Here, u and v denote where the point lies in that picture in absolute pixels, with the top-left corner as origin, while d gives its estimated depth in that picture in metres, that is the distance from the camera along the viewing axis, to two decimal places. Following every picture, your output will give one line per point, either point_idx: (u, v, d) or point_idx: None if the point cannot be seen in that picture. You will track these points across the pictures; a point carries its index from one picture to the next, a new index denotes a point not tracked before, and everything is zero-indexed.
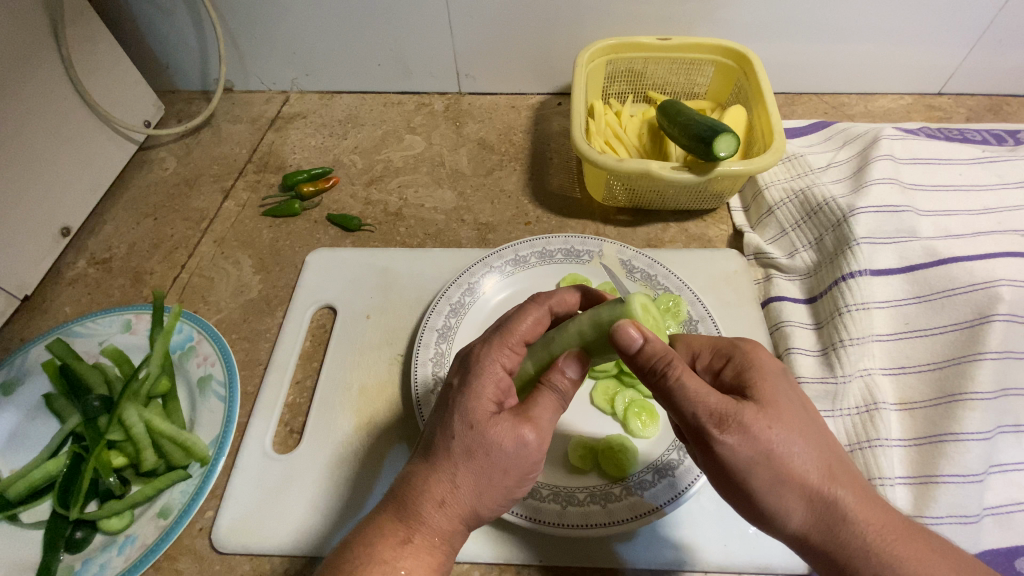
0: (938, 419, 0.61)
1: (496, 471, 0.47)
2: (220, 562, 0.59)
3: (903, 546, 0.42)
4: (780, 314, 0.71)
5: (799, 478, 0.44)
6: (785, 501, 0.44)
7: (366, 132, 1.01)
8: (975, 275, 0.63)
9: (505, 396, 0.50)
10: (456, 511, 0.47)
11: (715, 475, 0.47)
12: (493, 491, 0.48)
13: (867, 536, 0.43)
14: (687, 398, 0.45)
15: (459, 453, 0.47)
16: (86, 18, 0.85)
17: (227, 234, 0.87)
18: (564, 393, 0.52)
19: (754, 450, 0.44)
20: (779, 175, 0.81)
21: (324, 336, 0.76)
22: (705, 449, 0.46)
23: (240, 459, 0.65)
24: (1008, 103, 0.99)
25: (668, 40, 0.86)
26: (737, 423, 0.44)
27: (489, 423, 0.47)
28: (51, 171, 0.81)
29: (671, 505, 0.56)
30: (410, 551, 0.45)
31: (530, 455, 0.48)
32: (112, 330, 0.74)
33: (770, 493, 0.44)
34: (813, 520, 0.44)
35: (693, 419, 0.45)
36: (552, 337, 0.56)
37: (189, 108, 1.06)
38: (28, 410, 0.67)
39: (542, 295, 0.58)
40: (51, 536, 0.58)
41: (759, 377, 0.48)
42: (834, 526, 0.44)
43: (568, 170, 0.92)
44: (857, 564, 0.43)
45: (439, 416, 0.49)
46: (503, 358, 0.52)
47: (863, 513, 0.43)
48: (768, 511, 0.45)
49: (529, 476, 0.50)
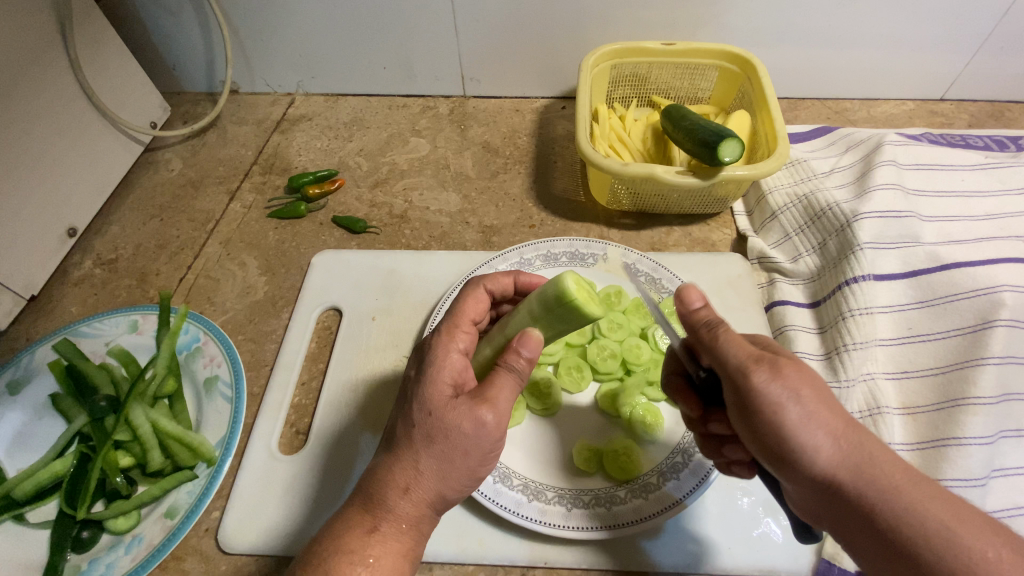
0: (941, 424, 0.61)
1: (457, 453, 0.47)
2: (226, 562, 0.60)
3: (935, 492, 0.40)
4: (784, 318, 0.72)
5: (830, 417, 0.42)
6: (815, 440, 0.41)
7: (372, 135, 1.02)
8: (977, 281, 0.64)
9: (462, 378, 0.50)
10: (422, 496, 0.47)
11: (744, 421, 0.44)
12: (458, 474, 0.47)
13: (897, 476, 0.40)
14: (730, 345, 0.45)
15: (420, 440, 0.46)
16: (95, 20, 0.85)
17: (233, 235, 0.88)
18: (521, 372, 0.50)
19: (789, 386, 0.42)
20: (783, 180, 0.81)
21: (329, 337, 0.77)
22: (737, 389, 0.44)
23: (246, 459, 0.65)
24: (1011, 109, 0.99)
25: (672, 46, 0.87)
26: (770, 362, 0.43)
27: (447, 407, 0.47)
28: (58, 171, 0.81)
29: (692, 497, 0.57)
30: (377, 540, 0.45)
31: (490, 435, 0.47)
32: (118, 330, 0.74)
33: (802, 430, 0.41)
34: (844, 464, 0.41)
35: (733, 362, 0.44)
36: (505, 321, 0.58)
37: (195, 110, 1.06)
38: (36, 409, 0.68)
39: (476, 280, 0.60)
40: (59, 536, 0.58)
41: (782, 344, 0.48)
42: (864, 469, 0.40)
43: (573, 173, 0.93)
44: (890, 506, 0.39)
45: (402, 407, 0.49)
46: (454, 342, 0.52)
47: (891, 457, 0.41)
48: (797, 453, 0.42)
49: (494, 454, 0.50)
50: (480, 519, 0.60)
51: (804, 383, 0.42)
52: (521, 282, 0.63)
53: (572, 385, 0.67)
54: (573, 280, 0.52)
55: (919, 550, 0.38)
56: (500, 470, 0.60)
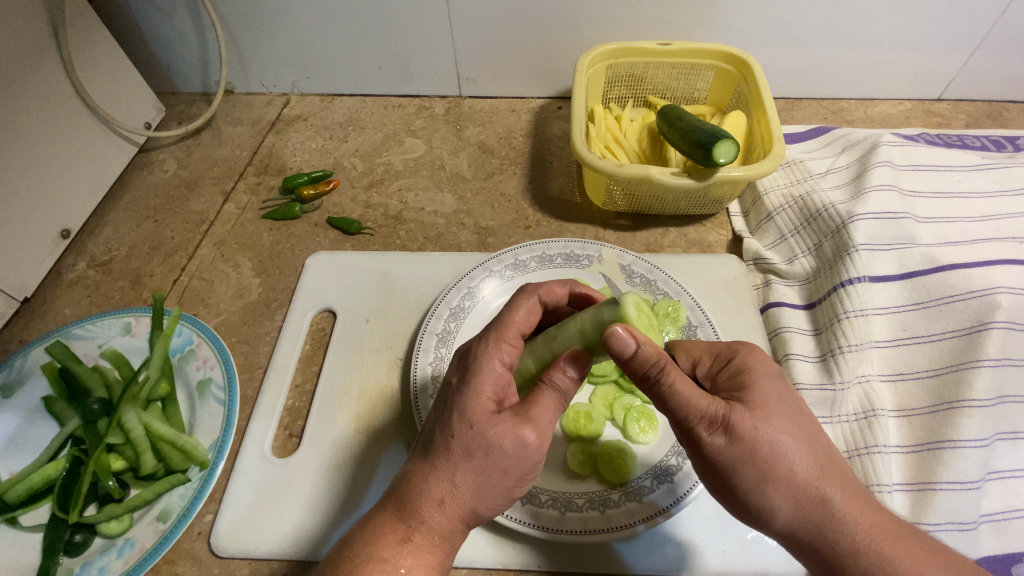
0: (935, 426, 0.61)
1: (495, 471, 0.47)
2: (220, 566, 0.60)
3: (891, 546, 0.43)
4: (780, 320, 0.72)
5: (789, 477, 0.45)
6: (771, 498, 0.45)
7: (367, 135, 1.01)
8: (973, 282, 0.63)
9: (504, 394, 0.50)
10: (457, 511, 0.47)
11: (706, 472, 0.48)
12: (493, 491, 0.48)
13: (852, 534, 0.43)
14: (681, 404, 0.46)
15: (458, 453, 0.47)
16: (87, 20, 0.85)
17: (227, 237, 0.88)
18: (564, 392, 0.51)
19: (744, 451, 0.45)
20: (779, 181, 0.81)
21: (323, 340, 0.76)
22: (696, 447, 0.47)
23: (240, 462, 0.65)
24: (1008, 109, 0.99)
25: (668, 46, 0.86)
26: (729, 424, 0.45)
27: (490, 423, 0.47)
28: (51, 173, 0.81)
29: (676, 507, 0.56)
30: (410, 550, 0.45)
31: (530, 455, 0.48)
32: (112, 333, 0.74)
33: (758, 491, 0.45)
34: (802, 519, 0.45)
35: (685, 422, 0.46)
36: (554, 334, 0.56)
37: (189, 110, 1.06)
38: (29, 412, 0.67)
39: (531, 289, 0.58)
40: (51, 540, 0.57)
41: (752, 380, 0.48)
42: (821, 525, 0.44)
43: (568, 174, 0.93)
44: (844, 564, 0.43)
45: (439, 416, 0.49)
46: (500, 354, 0.51)
47: (850, 513, 0.44)
48: (756, 507, 0.46)
49: (530, 475, 0.50)
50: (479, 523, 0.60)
51: (763, 442, 0.45)
52: (575, 295, 0.62)
53: None
54: (632, 306, 0.51)
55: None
56: None
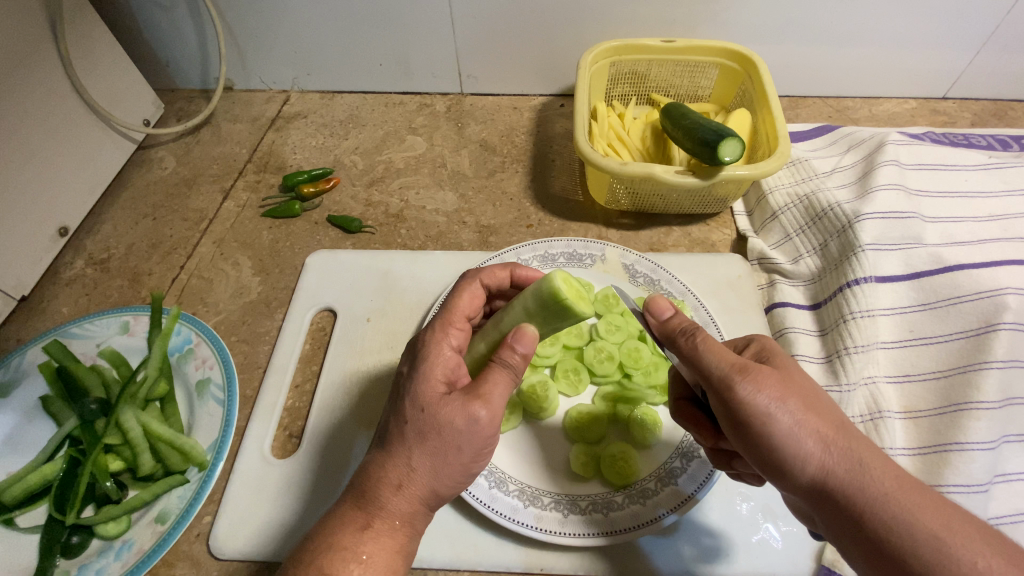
0: (942, 429, 0.60)
1: (451, 449, 0.46)
2: (217, 568, 0.59)
3: (925, 498, 0.41)
4: (784, 320, 0.71)
5: (816, 426, 0.43)
6: (801, 447, 0.43)
7: (367, 133, 1.00)
8: (981, 284, 0.63)
9: (455, 376, 0.49)
10: (416, 492, 0.46)
11: (732, 427, 0.46)
12: (451, 469, 0.47)
13: (886, 482, 0.41)
14: (709, 354, 0.46)
15: (412, 437, 0.46)
16: (85, 15, 0.84)
17: (227, 235, 0.87)
18: (515, 368, 0.50)
19: (773, 395, 0.44)
20: (784, 179, 0.80)
21: (323, 339, 0.76)
22: (724, 398, 0.45)
23: (239, 463, 0.64)
24: (1014, 108, 0.98)
25: (672, 43, 0.85)
26: (756, 372, 0.45)
27: (439, 402, 0.46)
28: (49, 169, 0.80)
29: (701, 491, 0.57)
30: (370, 536, 0.45)
31: (484, 431, 0.47)
32: (110, 332, 0.73)
33: (789, 441, 0.43)
34: (833, 468, 0.42)
35: (714, 371, 0.46)
36: (501, 316, 0.56)
37: (189, 107, 1.05)
38: (27, 412, 0.67)
39: (472, 274, 0.59)
40: (48, 542, 0.57)
41: (772, 348, 0.49)
42: (852, 473, 0.42)
43: (571, 172, 0.92)
44: (880, 514, 0.40)
45: (394, 404, 0.49)
46: (448, 338, 0.52)
47: (880, 465, 0.42)
48: (786, 458, 0.44)
49: (487, 450, 0.49)
50: (468, 520, 0.59)
51: (789, 391, 0.44)
52: (517, 277, 0.61)
53: (570, 388, 0.67)
54: (562, 279, 0.51)
55: (909, 556, 0.39)
56: (495, 475, 0.59)
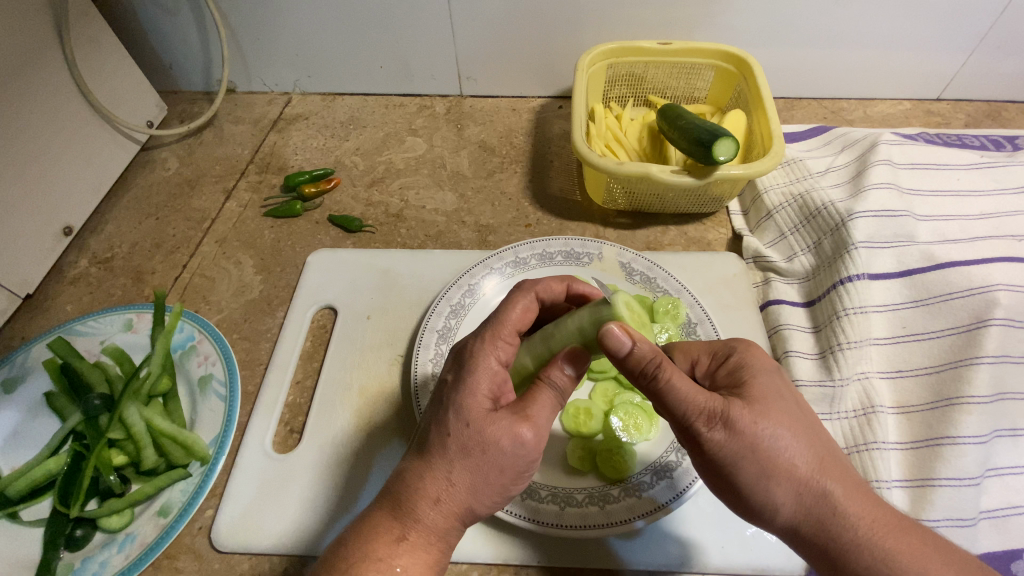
0: (934, 423, 0.61)
1: (492, 469, 0.47)
2: (219, 561, 0.60)
3: (895, 540, 0.44)
4: (779, 317, 0.72)
5: (790, 473, 0.45)
6: (776, 496, 0.45)
7: (368, 134, 1.02)
8: (972, 280, 0.63)
9: (500, 391, 0.50)
10: (453, 509, 0.47)
11: (707, 470, 0.49)
12: (490, 489, 0.48)
13: (857, 530, 0.44)
14: (677, 399, 0.46)
15: (454, 450, 0.47)
16: (91, 18, 0.85)
17: (229, 234, 0.88)
18: (562, 390, 0.51)
19: (744, 446, 0.45)
20: (778, 179, 0.81)
21: (324, 336, 0.77)
22: (695, 445, 0.47)
23: (240, 457, 0.65)
24: (1007, 109, 0.99)
25: (668, 45, 0.87)
26: (729, 420, 0.45)
27: (487, 420, 0.47)
28: (54, 170, 0.81)
29: (675, 503, 0.56)
30: (405, 549, 0.46)
31: (528, 454, 0.48)
32: (112, 329, 0.74)
33: (762, 488, 0.45)
34: (805, 514, 0.45)
35: (683, 418, 0.47)
36: (551, 332, 0.58)
37: (192, 109, 1.06)
38: (30, 408, 0.68)
39: (528, 286, 0.59)
40: (52, 534, 0.57)
41: (749, 376, 0.49)
42: (824, 520, 0.45)
43: (569, 172, 0.93)
44: (849, 559, 0.44)
45: (434, 414, 0.49)
46: (496, 351, 0.52)
47: (854, 509, 0.44)
48: (759, 504, 0.46)
49: (527, 475, 0.50)
50: None
51: (761, 442, 0.45)
52: (573, 291, 0.62)
53: None
54: (624, 307, 0.54)
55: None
56: None
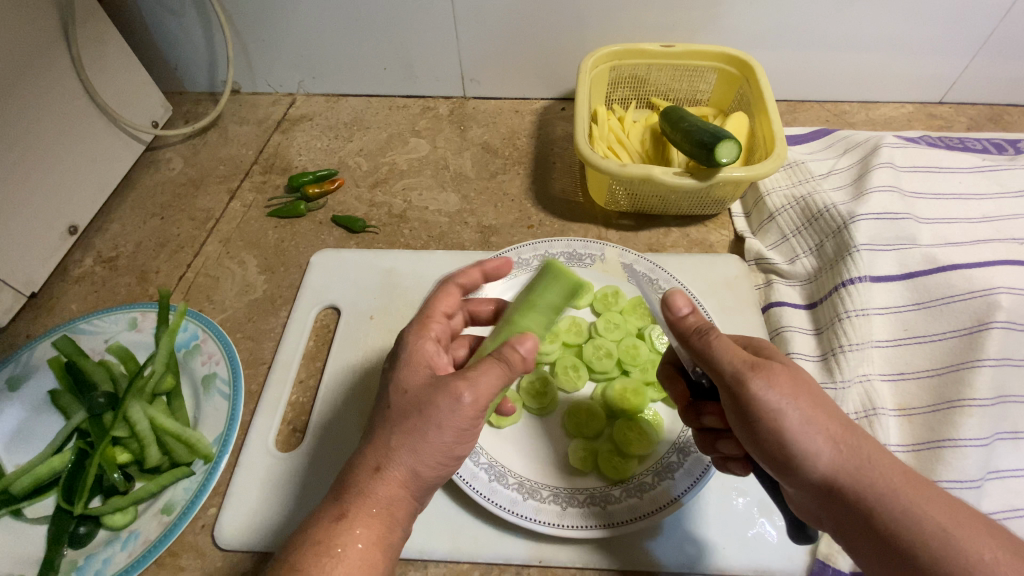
0: (936, 425, 0.61)
1: (430, 428, 0.47)
2: (222, 559, 0.60)
3: (932, 493, 0.41)
4: (781, 319, 0.72)
5: (825, 424, 0.44)
6: (814, 444, 0.44)
7: (372, 135, 1.02)
8: (973, 283, 0.64)
9: (436, 364, 0.52)
10: (396, 475, 0.47)
11: (742, 422, 0.46)
12: (431, 450, 0.47)
13: (895, 478, 0.42)
14: (722, 350, 0.47)
15: (394, 419, 0.48)
16: (97, 18, 0.86)
17: (232, 234, 0.88)
18: (512, 363, 0.49)
19: (785, 390, 0.44)
20: (780, 182, 0.82)
21: (327, 336, 0.77)
22: (736, 395, 0.46)
23: (244, 456, 0.65)
24: (1010, 113, 0.99)
25: (671, 48, 0.87)
26: (769, 368, 0.45)
27: (422, 386, 0.49)
28: (60, 169, 0.82)
29: (688, 495, 0.57)
30: (346, 526, 0.45)
31: (465, 415, 0.47)
32: (117, 328, 0.74)
33: (800, 435, 0.44)
34: (842, 465, 0.43)
35: (727, 369, 0.46)
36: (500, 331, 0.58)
37: (196, 109, 1.07)
38: (34, 406, 0.68)
39: (449, 278, 0.61)
40: (56, 531, 0.58)
41: (777, 347, 0.50)
42: (861, 469, 0.43)
43: (572, 174, 0.93)
44: (886, 507, 0.41)
45: (380, 398, 0.51)
46: (427, 333, 0.54)
47: (889, 463, 0.43)
48: (797, 455, 0.44)
49: (467, 436, 0.49)
50: (470, 515, 0.60)
51: (797, 390, 0.44)
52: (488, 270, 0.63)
53: (569, 384, 0.68)
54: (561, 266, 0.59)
55: (915, 553, 0.40)
56: (495, 468, 0.60)
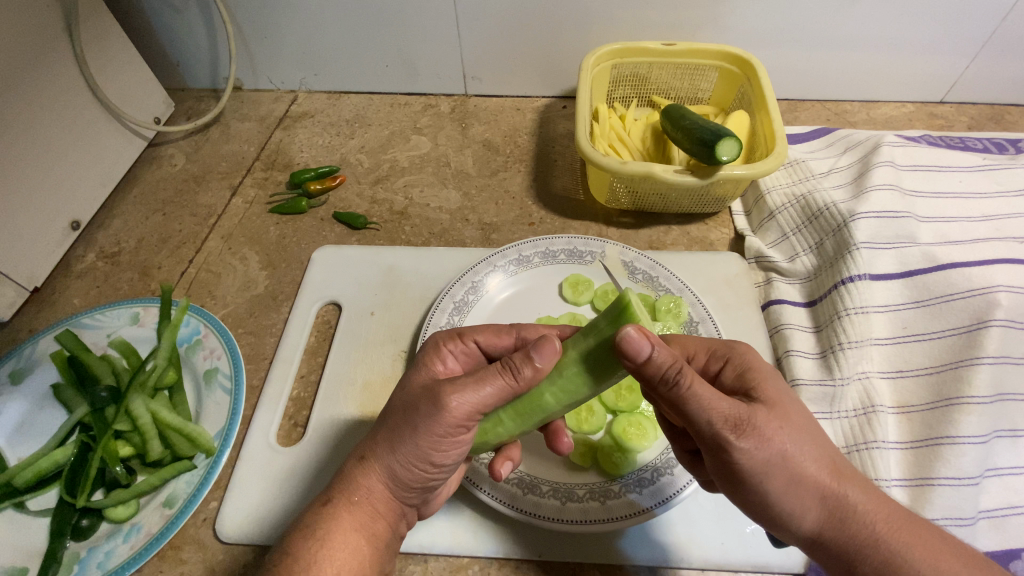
0: (935, 422, 0.61)
1: (407, 428, 0.47)
2: (223, 552, 0.60)
3: (910, 535, 0.43)
4: (780, 317, 0.72)
5: (810, 475, 0.44)
6: (799, 499, 0.44)
7: (374, 132, 1.02)
8: (973, 281, 0.64)
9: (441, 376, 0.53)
10: (376, 468, 0.49)
11: (726, 478, 0.46)
12: (406, 449, 0.48)
13: (875, 526, 0.44)
14: (701, 407, 0.44)
15: (385, 415, 0.50)
16: (100, 14, 0.86)
17: (234, 230, 0.89)
18: (512, 368, 0.48)
19: (769, 450, 0.43)
20: (781, 180, 0.82)
21: (329, 332, 0.77)
22: (719, 453, 0.45)
23: (246, 449, 0.66)
24: (1010, 112, 0.99)
25: (673, 46, 0.87)
26: (752, 425, 0.44)
27: (411, 389, 0.51)
28: (63, 165, 0.82)
29: (660, 507, 0.56)
30: (326, 512, 0.48)
31: (442, 419, 0.46)
32: (120, 322, 0.75)
33: (787, 492, 0.44)
34: (827, 518, 0.44)
35: (708, 427, 0.44)
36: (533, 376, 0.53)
37: (198, 106, 1.07)
38: (36, 399, 0.68)
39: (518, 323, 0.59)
40: (59, 523, 0.58)
41: (759, 378, 0.48)
42: (843, 519, 0.44)
43: (573, 172, 0.93)
44: (867, 555, 0.43)
45: None
46: (451, 347, 0.56)
47: (869, 504, 0.44)
48: (784, 511, 0.45)
49: (447, 444, 0.48)
50: (469, 510, 0.61)
51: (783, 443, 0.44)
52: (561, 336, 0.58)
53: None
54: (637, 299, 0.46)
55: None
56: None
